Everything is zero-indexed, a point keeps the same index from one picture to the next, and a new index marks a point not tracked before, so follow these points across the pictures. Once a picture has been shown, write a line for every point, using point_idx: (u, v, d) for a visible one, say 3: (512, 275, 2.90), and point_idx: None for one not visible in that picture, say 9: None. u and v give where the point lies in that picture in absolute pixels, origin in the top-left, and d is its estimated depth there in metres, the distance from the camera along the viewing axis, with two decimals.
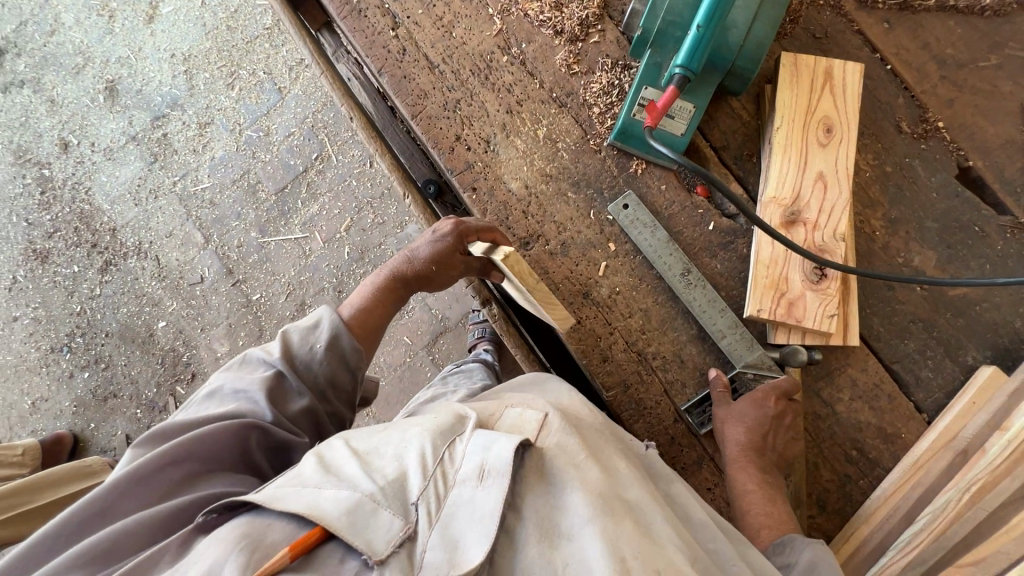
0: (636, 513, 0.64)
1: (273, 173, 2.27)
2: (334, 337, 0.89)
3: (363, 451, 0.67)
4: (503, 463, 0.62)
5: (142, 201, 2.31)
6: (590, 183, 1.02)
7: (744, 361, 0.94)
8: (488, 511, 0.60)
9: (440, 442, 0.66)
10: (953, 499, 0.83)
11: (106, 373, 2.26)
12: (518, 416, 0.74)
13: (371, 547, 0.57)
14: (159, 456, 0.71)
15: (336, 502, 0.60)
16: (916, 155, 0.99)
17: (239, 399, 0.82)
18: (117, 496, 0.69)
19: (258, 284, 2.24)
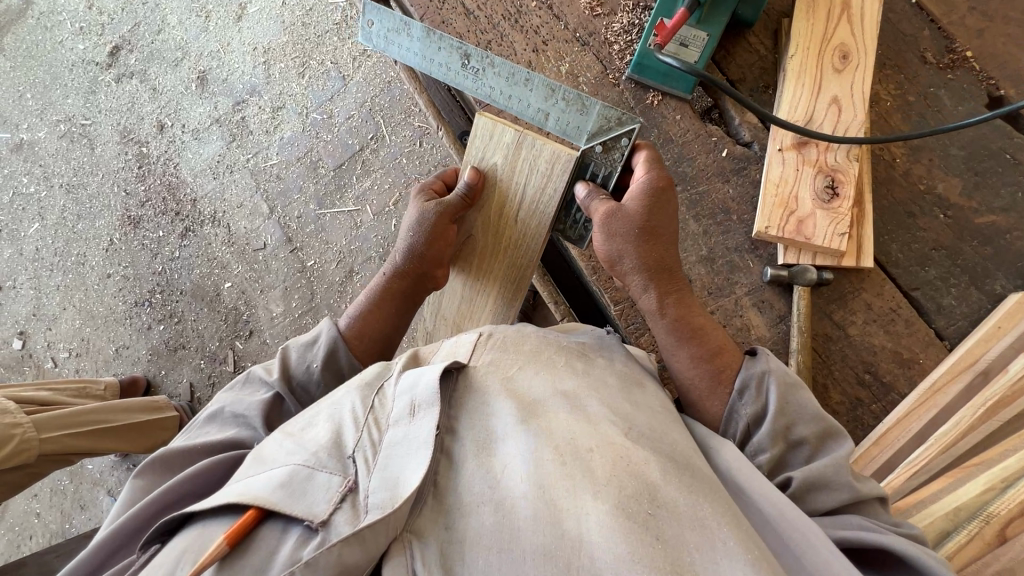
0: (573, 403, 0.64)
1: (334, 151, 2.47)
2: (329, 352, 0.95)
3: (294, 429, 0.68)
4: (428, 391, 0.63)
5: (219, 174, 2.58)
6: None
7: (586, 133, 0.93)
8: (422, 441, 0.60)
9: (369, 394, 0.70)
10: (966, 415, 0.80)
11: (178, 326, 2.52)
12: (452, 348, 0.76)
13: (311, 511, 0.56)
14: (146, 507, 0.69)
15: (267, 479, 0.58)
16: (942, 84, 0.99)
17: (240, 427, 0.83)
18: (113, 550, 0.68)
19: (313, 252, 2.44)
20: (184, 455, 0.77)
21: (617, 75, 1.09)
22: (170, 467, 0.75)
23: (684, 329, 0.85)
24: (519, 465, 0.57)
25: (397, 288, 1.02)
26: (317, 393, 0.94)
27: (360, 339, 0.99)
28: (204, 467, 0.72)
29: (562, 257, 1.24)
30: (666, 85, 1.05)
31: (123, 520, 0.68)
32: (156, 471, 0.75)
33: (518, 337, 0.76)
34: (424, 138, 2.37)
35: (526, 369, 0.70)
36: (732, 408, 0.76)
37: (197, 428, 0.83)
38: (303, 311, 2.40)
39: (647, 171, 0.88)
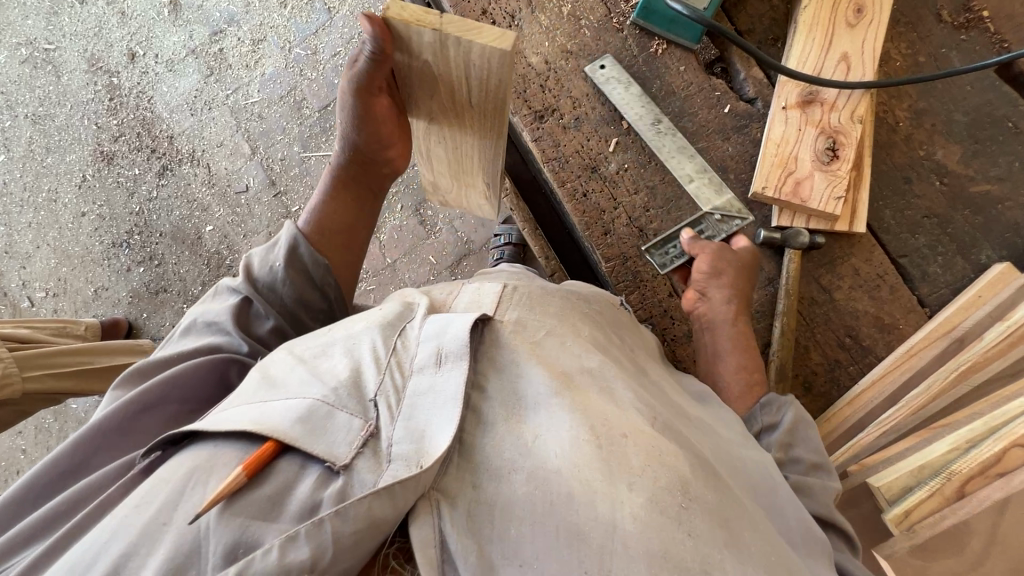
0: (602, 381, 0.64)
1: (318, 91, 2.35)
2: (291, 247, 0.91)
3: (309, 356, 0.67)
4: (457, 344, 0.63)
5: (196, 111, 2.46)
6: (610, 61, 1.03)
7: (711, 204, 0.97)
8: (450, 397, 0.59)
9: (391, 335, 0.68)
10: (940, 378, 0.82)
11: (159, 269, 2.47)
12: (473, 294, 0.75)
13: (332, 453, 0.55)
14: (127, 403, 0.70)
15: (286, 408, 0.58)
16: (954, 46, 0.95)
17: (214, 333, 0.84)
18: (93, 450, 0.69)
19: (298, 197, 2.38)
20: (162, 363, 0.78)
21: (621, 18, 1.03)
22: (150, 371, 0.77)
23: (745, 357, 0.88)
24: (555, 443, 0.57)
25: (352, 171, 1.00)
26: (285, 291, 0.90)
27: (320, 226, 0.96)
28: (187, 368, 0.75)
29: (555, 214, 1.21)
30: (671, 32, 1.00)
31: (106, 413, 0.70)
32: (136, 376, 0.77)
33: (542, 298, 0.75)
34: None
35: (555, 336, 0.69)
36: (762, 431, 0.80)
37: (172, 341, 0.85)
38: None
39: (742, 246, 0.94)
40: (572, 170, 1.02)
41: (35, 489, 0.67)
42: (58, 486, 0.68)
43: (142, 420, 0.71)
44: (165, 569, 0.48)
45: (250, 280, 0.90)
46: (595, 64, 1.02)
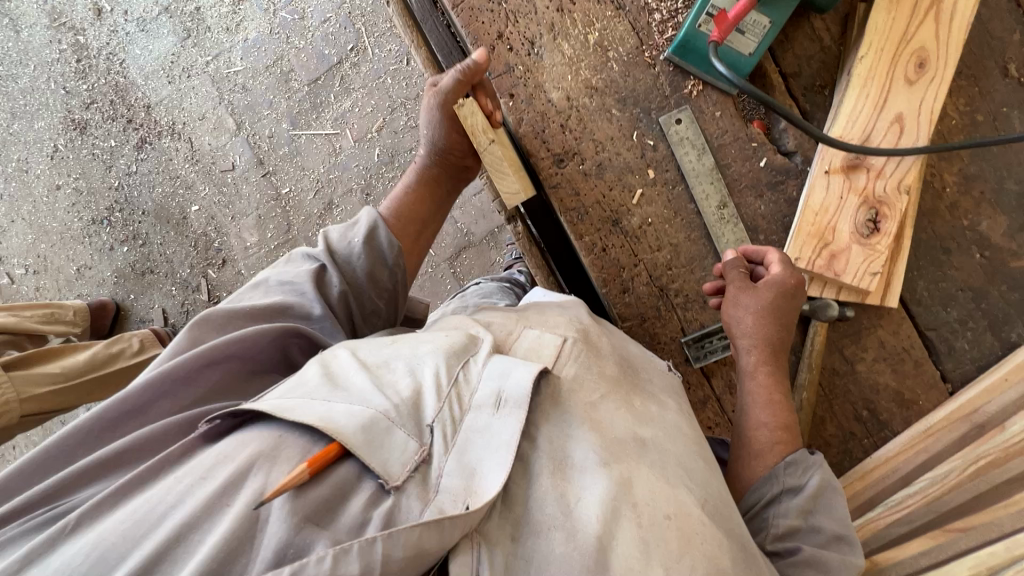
0: (648, 455, 0.60)
1: (307, 62, 2.20)
2: (370, 230, 0.88)
3: (373, 360, 0.62)
4: (520, 391, 0.58)
5: (175, 79, 2.29)
6: (637, 101, 0.93)
7: None
8: (504, 442, 0.55)
9: (454, 362, 0.62)
10: (955, 471, 0.80)
11: (143, 249, 2.37)
12: (534, 342, 0.70)
13: (387, 470, 0.52)
14: (192, 357, 0.67)
15: (349, 415, 0.53)
16: (1017, 104, 0.87)
17: (286, 293, 0.81)
18: (149, 399, 0.65)
19: (287, 178, 2.26)
20: (228, 317, 0.75)
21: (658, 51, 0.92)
22: (212, 325, 0.73)
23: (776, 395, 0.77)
24: (594, 509, 0.53)
25: (437, 174, 0.99)
26: (359, 263, 0.87)
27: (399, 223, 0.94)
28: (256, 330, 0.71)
29: None
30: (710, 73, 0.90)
31: (173, 363, 0.66)
32: (203, 323, 0.73)
33: (598, 357, 0.71)
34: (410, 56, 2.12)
35: (612, 405, 0.65)
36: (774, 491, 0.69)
37: (240, 292, 0.81)
38: (279, 243, 2.27)
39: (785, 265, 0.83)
40: (591, 221, 0.95)
41: (77, 432, 0.61)
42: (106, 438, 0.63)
43: (203, 376, 0.68)
44: (215, 557, 0.45)
45: (329, 250, 0.88)
46: (670, 117, 0.93)
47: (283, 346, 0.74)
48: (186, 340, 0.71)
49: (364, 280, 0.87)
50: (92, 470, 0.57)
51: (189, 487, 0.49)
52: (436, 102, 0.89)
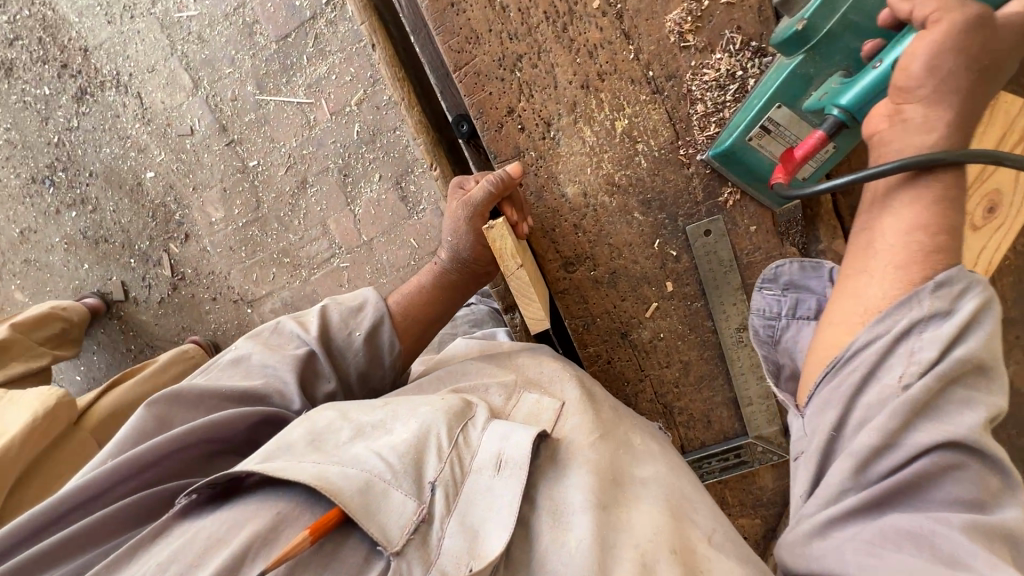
0: (625, 494, 0.86)
1: (274, 14, 1.89)
2: (371, 330, 1.06)
3: (364, 428, 0.90)
4: (515, 455, 0.83)
5: (115, 18, 1.95)
6: (664, 206, 1.05)
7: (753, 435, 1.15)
8: (500, 501, 0.81)
9: (454, 427, 0.88)
10: None
11: (95, 216, 2.16)
12: (532, 408, 0.98)
13: (387, 534, 0.75)
14: (162, 443, 0.86)
15: (346, 480, 0.78)
16: None
17: (268, 377, 0.99)
18: (114, 480, 0.84)
19: (256, 149, 2.02)
20: (198, 395, 0.95)
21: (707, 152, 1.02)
22: (183, 401, 0.94)
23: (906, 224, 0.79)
24: (579, 545, 0.78)
25: (451, 274, 1.12)
26: (353, 355, 1.05)
27: (403, 314, 1.11)
28: (221, 420, 0.90)
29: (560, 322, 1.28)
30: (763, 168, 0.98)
31: (138, 453, 0.85)
32: (173, 395, 0.94)
33: (596, 406, 0.98)
34: None
35: (588, 447, 0.90)
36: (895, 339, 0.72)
37: (222, 370, 1.02)
38: (248, 221, 2.09)
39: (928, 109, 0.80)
40: (601, 330, 1.14)
41: (53, 512, 0.81)
42: (84, 505, 0.83)
43: (171, 458, 0.88)
44: None
45: (326, 333, 1.05)
46: (699, 228, 1.05)
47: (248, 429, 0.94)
48: (156, 423, 0.91)
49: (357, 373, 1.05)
50: (64, 546, 0.78)
51: (189, 565, 0.72)
52: (463, 211, 1.02)
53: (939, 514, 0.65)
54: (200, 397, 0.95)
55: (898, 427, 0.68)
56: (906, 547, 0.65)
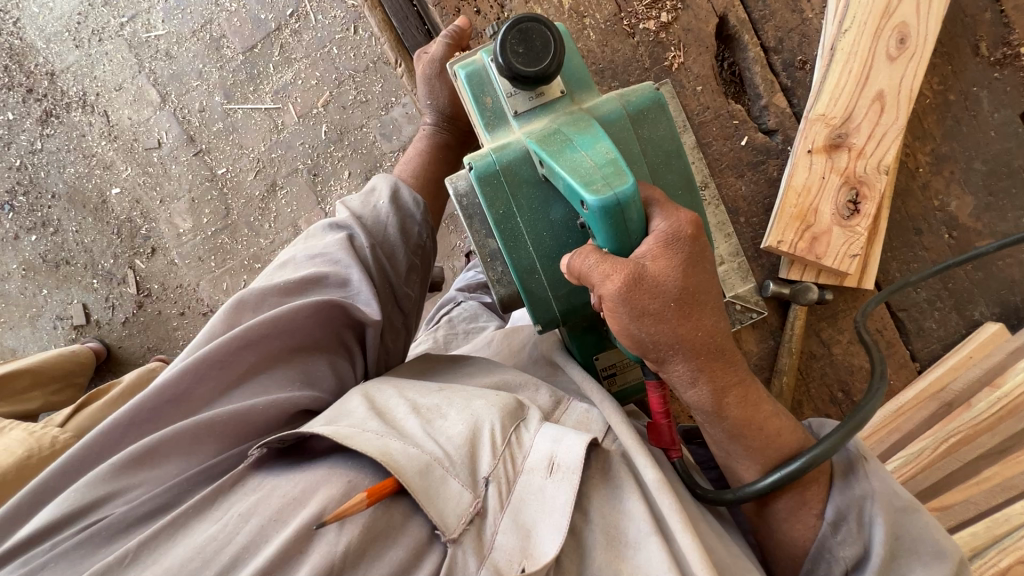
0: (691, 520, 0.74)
1: (241, 28, 2.01)
2: (393, 192, 1.03)
3: (423, 408, 0.78)
4: (572, 459, 0.71)
5: (83, 42, 2.04)
6: (618, 73, 1.02)
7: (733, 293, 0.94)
8: (558, 506, 0.69)
9: (508, 423, 0.75)
10: (930, 449, 1.03)
11: (55, 238, 2.11)
12: (584, 413, 0.85)
13: (443, 522, 0.66)
14: (233, 340, 0.81)
15: (409, 460, 0.69)
16: (985, 84, 1.01)
17: (318, 262, 0.94)
18: (189, 387, 0.80)
19: (224, 157, 2.05)
20: (260, 298, 0.87)
21: (656, 29, 1.02)
22: (246, 307, 0.86)
23: (692, 376, 0.74)
24: None
25: (444, 138, 1.14)
26: (387, 221, 1.00)
27: (418, 185, 1.12)
28: (286, 312, 0.84)
29: None
30: (612, 350, 0.98)
31: (206, 351, 0.80)
32: (239, 304, 0.87)
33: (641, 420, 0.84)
34: (358, 23, 1.97)
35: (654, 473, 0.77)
36: (828, 485, 0.78)
37: (273, 271, 0.95)
38: (218, 230, 2.07)
39: (675, 209, 0.73)
40: None
41: (136, 416, 0.78)
42: (158, 414, 0.79)
43: (240, 357, 0.82)
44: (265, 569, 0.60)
45: (356, 215, 1.00)
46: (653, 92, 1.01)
47: (318, 318, 0.87)
48: (221, 325, 0.84)
49: (398, 238, 1.00)
50: (130, 466, 0.72)
51: (267, 523, 0.64)
52: (432, 70, 1.07)
53: None
54: (260, 301, 0.87)
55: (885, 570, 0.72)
56: None
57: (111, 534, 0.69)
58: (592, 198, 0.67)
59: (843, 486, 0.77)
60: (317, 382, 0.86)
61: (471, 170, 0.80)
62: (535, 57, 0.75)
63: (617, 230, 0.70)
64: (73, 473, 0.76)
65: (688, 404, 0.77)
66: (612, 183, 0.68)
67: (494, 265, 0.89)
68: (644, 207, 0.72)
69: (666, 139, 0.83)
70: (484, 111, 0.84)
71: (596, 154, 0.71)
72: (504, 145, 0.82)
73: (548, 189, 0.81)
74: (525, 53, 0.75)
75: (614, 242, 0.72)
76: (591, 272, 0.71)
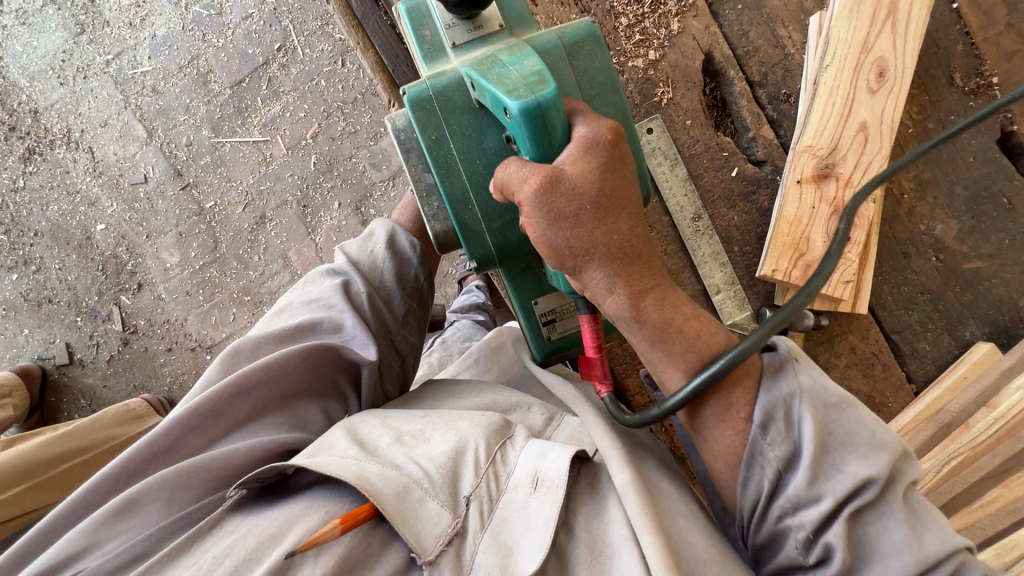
0: None
1: (229, 63, 2.01)
2: (391, 237, 1.02)
3: (406, 435, 0.76)
4: (555, 472, 0.69)
5: (68, 80, 2.04)
6: None
7: (732, 320, 1.02)
8: (540, 522, 0.66)
9: (493, 440, 0.74)
10: (933, 470, 1.06)
11: (38, 277, 2.07)
12: (575, 428, 0.84)
13: (421, 546, 0.64)
14: (222, 389, 0.80)
15: (386, 482, 0.67)
16: (962, 112, 1.05)
17: (314, 308, 0.93)
18: (177, 438, 0.78)
19: (212, 190, 2.04)
20: (254, 348, 0.87)
21: (644, 66, 1.04)
22: (241, 356, 0.87)
23: (609, 281, 0.70)
24: None
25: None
26: (385, 265, 1.00)
27: (416, 230, 1.11)
28: (275, 358, 0.83)
29: None
30: (550, 294, 0.96)
31: (196, 401, 0.79)
32: (234, 354, 0.87)
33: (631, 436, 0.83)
34: (346, 56, 1.98)
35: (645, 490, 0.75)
36: (756, 385, 0.70)
37: (269, 318, 0.95)
38: (206, 263, 2.04)
39: (598, 118, 0.72)
40: None
41: (125, 470, 0.76)
42: (147, 468, 0.77)
43: (232, 407, 0.81)
44: None
45: (353, 262, 0.99)
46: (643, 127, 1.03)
47: (310, 363, 0.85)
48: (217, 375, 0.84)
49: (395, 281, 0.99)
50: (110, 519, 0.70)
51: (239, 561, 0.62)
52: None
53: (839, 486, 0.64)
54: (257, 350, 0.87)
55: (815, 471, 0.65)
56: (834, 530, 0.64)
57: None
58: (513, 103, 0.67)
59: (771, 385, 0.69)
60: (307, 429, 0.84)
61: (406, 95, 0.81)
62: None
63: (537, 137, 0.69)
64: (60, 530, 0.74)
65: (608, 316, 0.73)
66: (533, 89, 0.68)
67: (430, 201, 0.89)
68: (566, 116, 0.72)
69: (601, 72, 0.83)
70: (424, 43, 0.86)
71: (520, 66, 0.72)
72: (440, 75, 0.83)
73: (482, 117, 0.81)
74: None
75: (536, 150, 0.71)
76: (509, 179, 0.70)
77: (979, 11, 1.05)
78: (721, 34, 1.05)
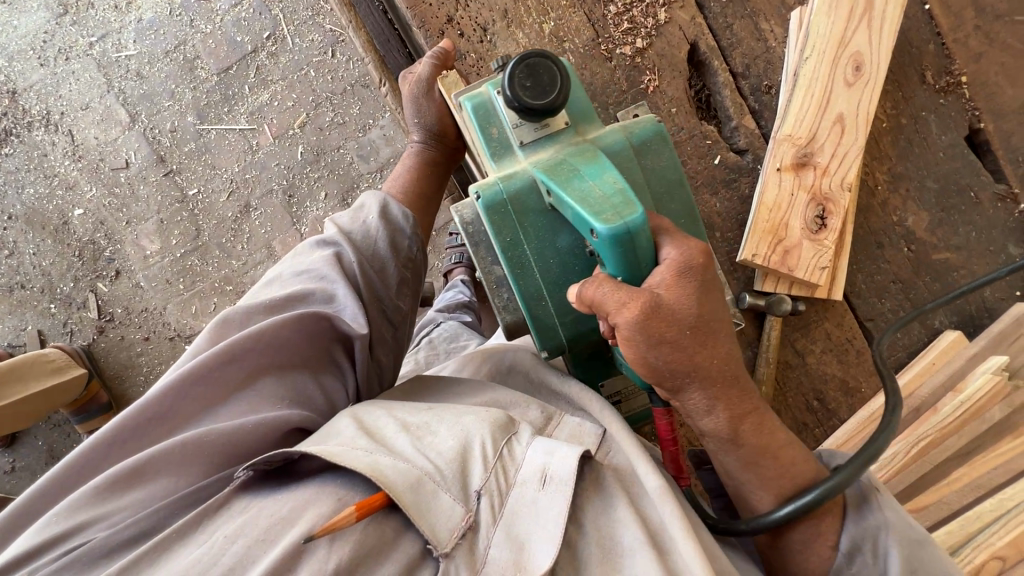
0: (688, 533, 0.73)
1: (216, 50, 2.00)
2: (383, 208, 1.03)
3: (412, 424, 0.76)
4: (565, 470, 0.70)
5: (49, 61, 2.00)
6: (596, 95, 1.07)
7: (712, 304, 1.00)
8: (551, 518, 0.68)
9: (499, 437, 0.74)
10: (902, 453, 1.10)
11: (10, 261, 2.02)
12: (575, 426, 0.83)
13: (436, 538, 0.64)
14: (215, 355, 0.79)
15: (399, 474, 0.67)
16: (933, 108, 1.10)
17: (305, 279, 0.93)
18: (172, 404, 0.77)
19: (195, 177, 2.01)
20: (245, 315, 0.86)
21: (632, 54, 1.07)
22: (232, 325, 0.85)
23: (706, 403, 0.74)
24: None
25: (433, 156, 1.15)
26: (376, 233, 1.00)
27: (409, 201, 1.12)
28: (268, 325, 0.82)
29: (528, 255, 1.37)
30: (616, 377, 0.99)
31: (190, 367, 0.78)
32: (225, 323, 0.85)
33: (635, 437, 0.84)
34: (336, 47, 1.98)
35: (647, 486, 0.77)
36: (841, 514, 0.76)
37: (259, 290, 0.94)
38: (187, 251, 2.01)
39: (684, 238, 0.73)
40: None
41: (118, 436, 0.75)
42: (141, 435, 0.76)
43: (226, 374, 0.80)
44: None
45: (344, 232, 0.99)
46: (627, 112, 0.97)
47: (304, 330, 0.85)
48: (207, 343, 0.83)
49: (389, 251, 0.99)
50: (109, 486, 0.69)
51: (253, 545, 0.61)
52: (419, 90, 1.08)
53: None
54: (249, 317, 0.86)
55: None
56: None
57: (94, 560, 0.64)
58: (603, 228, 0.68)
59: (857, 516, 0.75)
60: (301, 397, 0.84)
61: (479, 199, 0.81)
62: (542, 90, 0.77)
63: (626, 259, 0.70)
64: (57, 497, 0.73)
65: (703, 432, 0.77)
66: (622, 213, 0.69)
67: (499, 292, 0.91)
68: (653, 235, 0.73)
69: (669, 171, 0.86)
70: (491, 141, 0.86)
71: (606, 185, 0.72)
72: (511, 175, 0.83)
73: (555, 219, 0.82)
74: (532, 86, 0.77)
75: (625, 270, 0.71)
76: (604, 301, 0.70)
77: (949, 14, 1.10)
78: (706, 26, 1.08)
